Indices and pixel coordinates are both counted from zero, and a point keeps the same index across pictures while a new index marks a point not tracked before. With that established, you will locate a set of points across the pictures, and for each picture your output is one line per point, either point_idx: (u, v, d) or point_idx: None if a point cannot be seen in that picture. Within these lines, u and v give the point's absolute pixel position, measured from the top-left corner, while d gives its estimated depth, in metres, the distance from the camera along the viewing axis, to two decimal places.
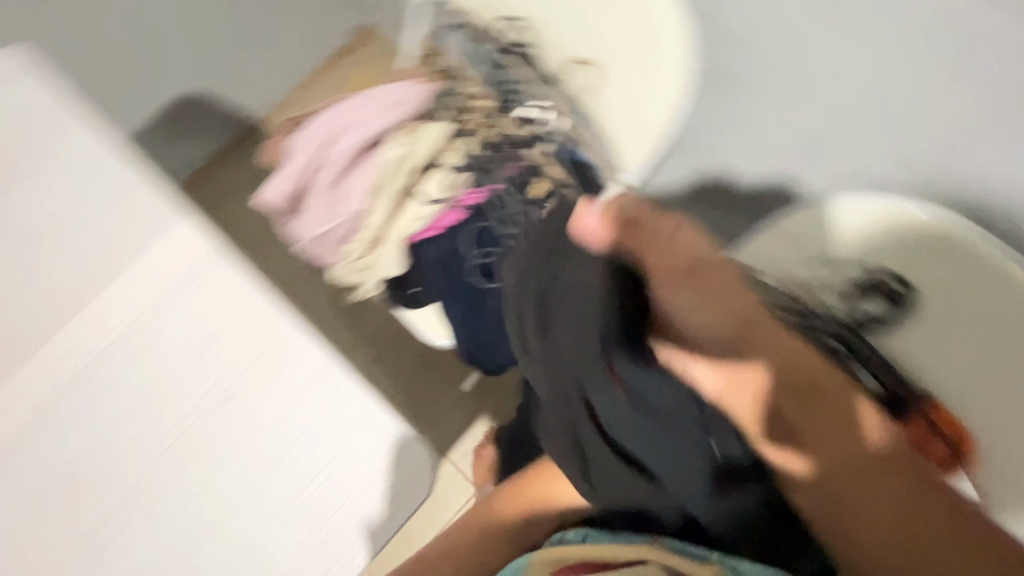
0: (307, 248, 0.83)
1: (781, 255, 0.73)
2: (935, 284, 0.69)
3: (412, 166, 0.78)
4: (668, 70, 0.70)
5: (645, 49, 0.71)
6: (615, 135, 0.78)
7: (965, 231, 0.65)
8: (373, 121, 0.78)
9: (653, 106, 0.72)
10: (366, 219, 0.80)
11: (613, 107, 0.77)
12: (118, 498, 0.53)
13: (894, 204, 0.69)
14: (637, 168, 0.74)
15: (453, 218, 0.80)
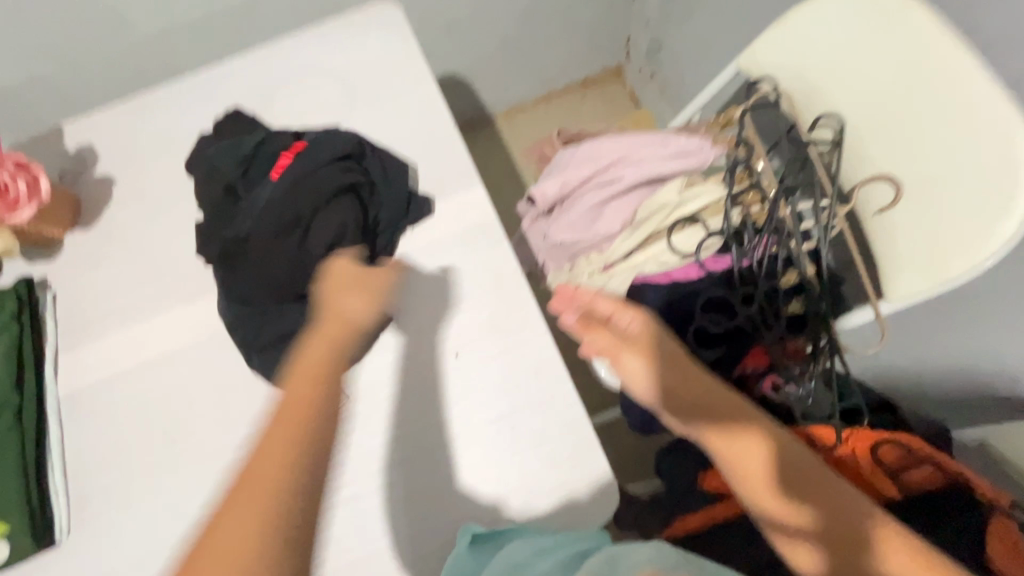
0: (548, 247, 0.91)
1: None
2: None
3: (674, 212, 0.81)
4: (981, 224, 0.65)
5: (969, 197, 0.66)
6: (894, 261, 0.76)
7: None
8: (657, 162, 0.84)
9: (950, 252, 0.68)
10: (612, 242, 0.86)
11: (901, 235, 0.74)
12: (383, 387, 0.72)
13: None
14: (897, 302, 0.76)
15: (692, 274, 0.82)
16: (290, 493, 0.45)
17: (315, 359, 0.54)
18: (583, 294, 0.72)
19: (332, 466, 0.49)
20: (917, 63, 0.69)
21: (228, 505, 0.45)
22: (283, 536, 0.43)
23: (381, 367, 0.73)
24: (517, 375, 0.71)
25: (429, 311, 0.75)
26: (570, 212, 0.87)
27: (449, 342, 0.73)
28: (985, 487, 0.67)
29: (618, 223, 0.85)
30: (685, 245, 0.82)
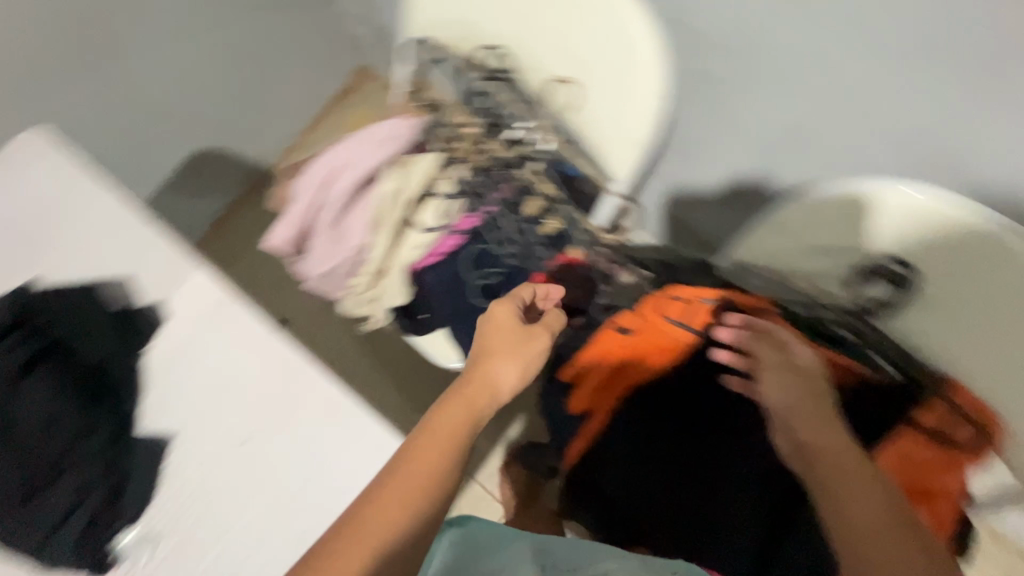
0: (318, 282, 0.86)
1: (777, 248, 0.74)
2: (937, 264, 0.64)
3: (405, 196, 0.80)
4: (641, 82, 0.72)
5: (621, 73, 0.74)
6: (604, 143, 0.80)
7: (960, 211, 0.61)
8: (364, 158, 0.80)
9: (634, 114, 0.74)
10: (367, 252, 0.83)
11: (596, 119, 0.78)
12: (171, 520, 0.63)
13: (874, 189, 0.66)
14: (628, 175, 0.78)
15: (450, 244, 0.82)
16: (421, 493, 0.53)
17: (451, 422, 0.60)
18: (542, 288, 0.76)
19: (448, 476, 0.56)
20: None
21: (383, 483, 0.54)
22: (417, 531, 0.52)
23: (176, 497, 0.64)
24: (315, 426, 0.65)
25: (192, 412, 0.67)
26: (315, 245, 0.83)
27: (235, 430, 0.66)
28: (752, 296, 0.73)
29: (362, 231, 0.82)
30: (429, 220, 0.82)
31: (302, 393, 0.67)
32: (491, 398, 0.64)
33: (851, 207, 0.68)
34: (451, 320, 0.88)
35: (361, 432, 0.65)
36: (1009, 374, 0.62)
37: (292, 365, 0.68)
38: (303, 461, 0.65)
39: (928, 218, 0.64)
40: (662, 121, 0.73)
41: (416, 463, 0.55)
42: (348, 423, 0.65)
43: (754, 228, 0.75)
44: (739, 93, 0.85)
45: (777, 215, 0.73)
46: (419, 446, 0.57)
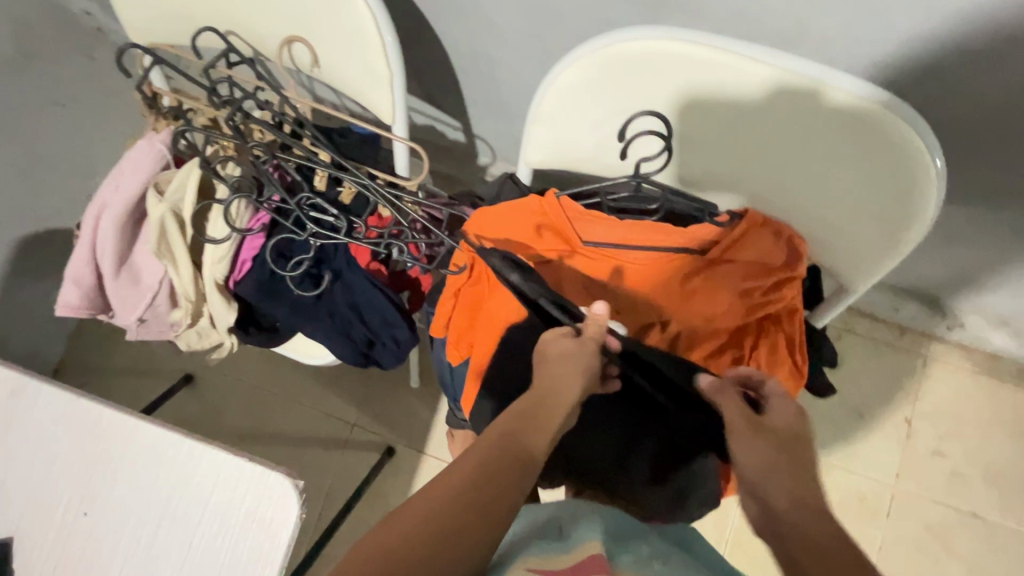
0: (141, 332, 0.82)
1: (552, 142, 0.71)
2: (688, 101, 0.63)
3: (182, 216, 0.76)
4: (355, 14, 0.67)
5: (341, 17, 0.68)
6: (361, 91, 0.76)
7: (687, 41, 0.59)
8: (121, 191, 0.75)
9: (367, 51, 0.70)
10: (173, 284, 0.79)
11: (341, 69, 0.74)
12: None
13: (604, 47, 0.61)
14: (394, 116, 0.76)
15: (256, 246, 0.80)
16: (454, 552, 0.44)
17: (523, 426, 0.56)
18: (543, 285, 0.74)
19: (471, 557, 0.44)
20: None
21: (457, 481, 0.49)
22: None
23: None
24: (148, 477, 0.63)
25: (26, 510, 0.64)
26: (114, 296, 0.78)
27: (70, 509, 0.63)
28: (543, 196, 0.75)
29: (156, 264, 0.77)
30: (220, 231, 0.77)
31: (125, 450, 0.64)
32: (561, 407, 0.60)
33: (628, 71, 0.62)
34: (294, 324, 0.86)
35: (199, 463, 0.63)
36: (791, 192, 0.67)
37: (108, 426, 0.65)
38: (147, 516, 0.62)
39: (700, 67, 0.60)
40: (398, 49, 0.70)
41: (474, 477, 0.50)
42: (177, 457, 0.63)
43: (530, 127, 0.71)
44: None
45: (537, 110, 0.69)
46: (480, 458, 0.52)
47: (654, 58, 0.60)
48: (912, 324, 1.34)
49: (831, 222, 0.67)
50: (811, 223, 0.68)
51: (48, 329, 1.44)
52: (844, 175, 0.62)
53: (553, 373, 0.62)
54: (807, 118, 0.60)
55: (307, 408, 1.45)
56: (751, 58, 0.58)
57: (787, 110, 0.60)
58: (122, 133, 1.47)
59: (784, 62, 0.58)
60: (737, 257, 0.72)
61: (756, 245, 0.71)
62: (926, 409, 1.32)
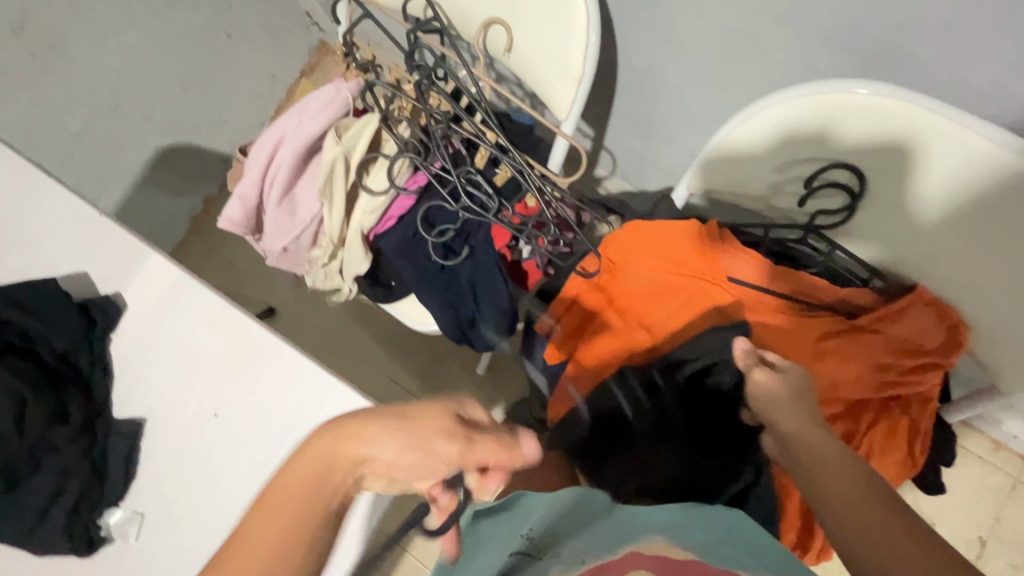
0: (279, 260, 0.87)
1: (726, 172, 0.72)
2: (892, 165, 0.62)
3: (350, 162, 0.80)
4: (569, 10, 0.69)
5: (554, 11, 0.70)
6: (545, 84, 0.78)
7: (914, 105, 0.57)
8: (303, 126, 0.79)
9: (568, 47, 0.72)
10: (322, 223, 0.83)
11: (534, 59, 0.77)
12: (152, 494, 0.66)
13: (820, 93, 0.61)
14: (569, 114, 0.78)
15: (403, 205, 0.84)
16: None
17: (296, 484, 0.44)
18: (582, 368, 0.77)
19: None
20: None
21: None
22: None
23: (156, 476, 0.67)
24: (278, 397, 0.66)
25: (162, 396, 0.69)
26: (268, 221, 0.82)
27: (203, 407, 0.68)
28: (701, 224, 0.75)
29: (314, 202, 0.82)
30: (378, 184, 0.81)
31: (263, 366, 0.68)
32: (342, 466, 0.45)
33: (809, 122, 0.63)
34: (414, 287, 0.88)
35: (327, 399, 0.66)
36: (959, 267, 0.63)
37: (252, 340, 0.69)
38: (269, 432, 0.66)
39: (890, 127, 0.59)
40: (597, 51, 0.72)
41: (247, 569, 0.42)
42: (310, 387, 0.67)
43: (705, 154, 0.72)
44: (673, 16, 0.79)
45: (723, 138, 0.69)
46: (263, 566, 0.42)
47: (830, 118, 0.62)
48: (1008, 442, 1.26)
49: (989, 303, 0.64)
50: (964, 299, 0.66)
51: (159, 235, 1.53)
52: None
53: (375, 446, 0.45)
54: (989, 197, 0.57)
55: (373, 367, 1.49)
56: (987, 138, 0.55)
57: (1014, 203, 0.56)
58: (269, 72, 1.54)
59: (963, 127, 0.56)
60: (890, 332, 0.69)
61: (913, 324, 0.68)
62: (1004, 535, 1.23)
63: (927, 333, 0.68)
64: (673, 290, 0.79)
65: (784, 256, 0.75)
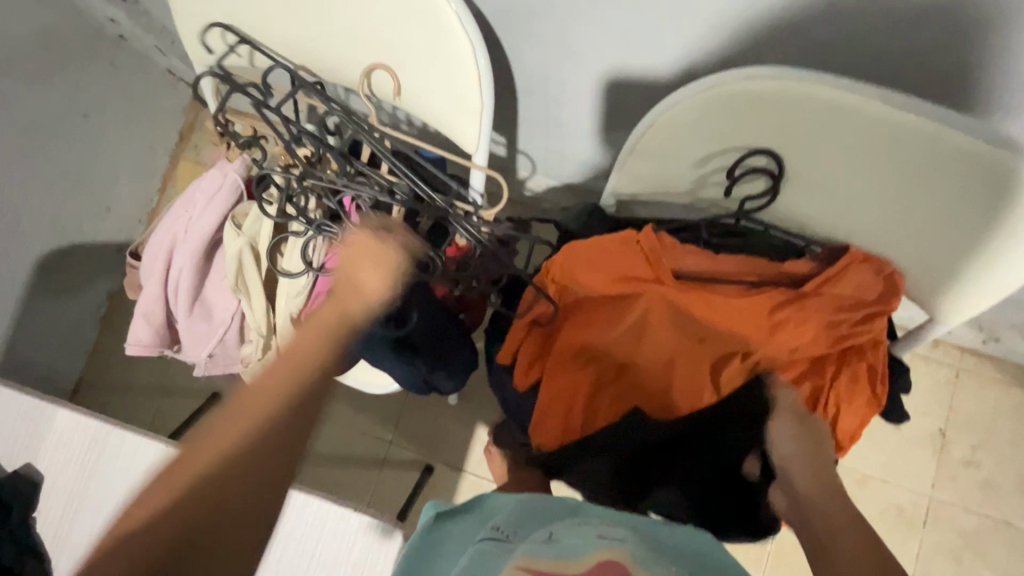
0: (209, 367, 0.78)
1: (648, 173, 0.73)
2: (803, 141, 0.64)
3: (258, 250, 0.74)
4: (449, 45, 0.65)
5: (435, 48, 0.66)
6: (445, 120, 0.74)
7: (808, 81, 0.59)
8: (195, 223, 0.73)
9: (459, 82, 0.68)
10: (245, 318, 0.75)
11: (428, 99, 0.72)
12: None
13: (723, 83, 0.62)
14: (478, 145, 0.74)
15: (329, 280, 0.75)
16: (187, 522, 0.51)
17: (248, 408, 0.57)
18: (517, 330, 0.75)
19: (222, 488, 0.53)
20: None
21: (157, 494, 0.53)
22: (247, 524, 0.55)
23: None
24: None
25: None
26: (185, 331, 0.75)
27: None
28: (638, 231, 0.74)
29: (229, 299, 0.74)
30: (295, 265, 0.74)
31: None
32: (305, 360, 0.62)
33: (720, 108, 0.64)
34: (363, 353, 0.84)
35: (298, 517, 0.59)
36: (877, 217, 0.67)
37: None
38: None
39: (786, 107, 0.61)
40: (490, 78, 0.68)
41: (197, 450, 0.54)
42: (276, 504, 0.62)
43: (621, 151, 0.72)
44: (557, 22, 0.77)
45: (638, 142, 0.70)
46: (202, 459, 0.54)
47: (730, 101, 0.63)
48: (944, 338, 1.37)
49: (906, 244, 0.68)
50: (878, 234, 0.69)
51: (66, 348, 1.38)
52: (948, 207, 0.61)
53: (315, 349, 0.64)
54: (891, 156, 0.60)
55: (342, 425, 1.42)
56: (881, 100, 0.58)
57: (917, 156, 0.59)
58: (144, 144, 1.40)
59: (855, 97, 0.58)
60: (833, 292, 0.71)
61: (850, 280, 0.71)
62: (961, 421, 1.34)
63: (865, 282, 0.71)
64: (623, 299, 0.78)
65: (727, 241, 0.75)
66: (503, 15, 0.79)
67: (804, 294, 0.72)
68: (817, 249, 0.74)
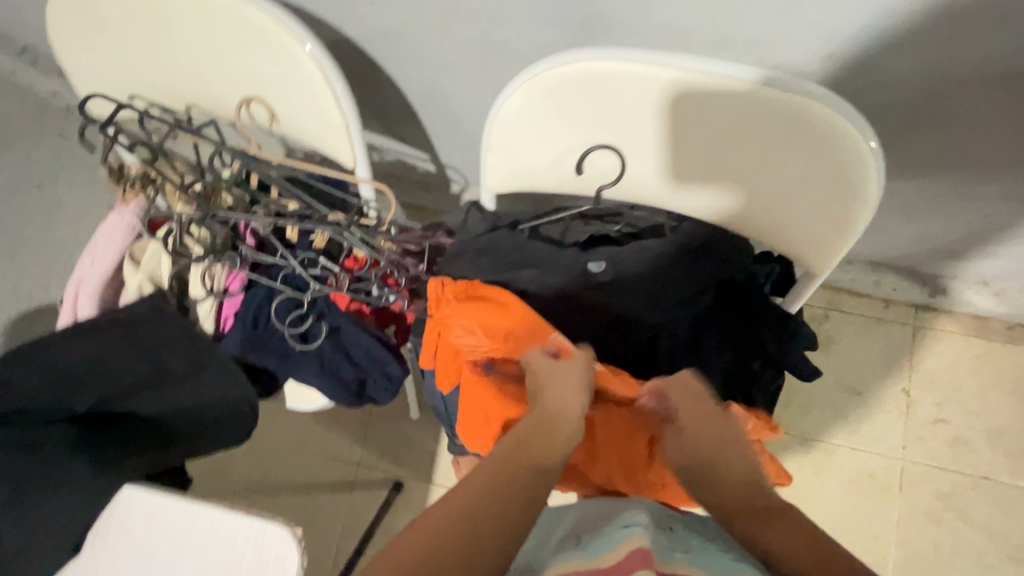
0: None
1: (506, 167, 0.76)
2: (625, 117, 0.68)
3: (158, 281, 0.80)
4: (299, 67, 0.71)
5: (289, 71, 0.72)
6: (318, 141, 0.79)
7: (610, 58, 0.64)
8: (96, 265, 0.79)
9: (316, 100, 0.74)
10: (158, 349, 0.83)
11: (298, 122, 0.78)
12: None
13: (536, 73, 0.67)
14: (355, 160, 0.79)
15: (235, 304, 0.84)
16: None
17: None
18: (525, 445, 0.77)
19: None
20: (143, 15, 0.73)
21: None
22: None
23: None
24: (146, 553, 0.66)
25: None
26: None
27: None
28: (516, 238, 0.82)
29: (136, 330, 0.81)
30: (200, 292, 0.82)
31: (118, 528, 0.67)
32: None
33: (581, 87, 0.67)
34: (285, 373, 0.86)
35: (197, 511, 0.65)
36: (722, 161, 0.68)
37: (101, 515, 0.68)
38: None
39: (600, 89, 0.67)
40: (350, 97, 0.74)
41: None
42: (204, 517, 0.65)
43: (503, 97, 0.70)
44: (418, 38, 0.83)
45: (489, 145, 0.75)
46: None
47: (708, 92, 0.63)
48: (894, 297, 1.36)
49: (807, 237, 0.70)
50: (727, 198, 0.72)
51: None
52: (766, 153, 0.65)
53: None
54: (692, 103, 0.65)
55: (307, 452, 1.42)
56: (671, 65, 0.63)
57: (736, 111, 0.63)
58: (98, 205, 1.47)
59: (645, 63, 0.63)
60: (698, 249, 0.77)
61: (716, 244, 0.78)
62: (924, 379, 1.33)
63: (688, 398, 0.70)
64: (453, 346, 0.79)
65: (594, 247, 0.81)
66: (372, 39, 0.86)
67: (675, 255, 0.77)
68: (673, 227, 0.80)
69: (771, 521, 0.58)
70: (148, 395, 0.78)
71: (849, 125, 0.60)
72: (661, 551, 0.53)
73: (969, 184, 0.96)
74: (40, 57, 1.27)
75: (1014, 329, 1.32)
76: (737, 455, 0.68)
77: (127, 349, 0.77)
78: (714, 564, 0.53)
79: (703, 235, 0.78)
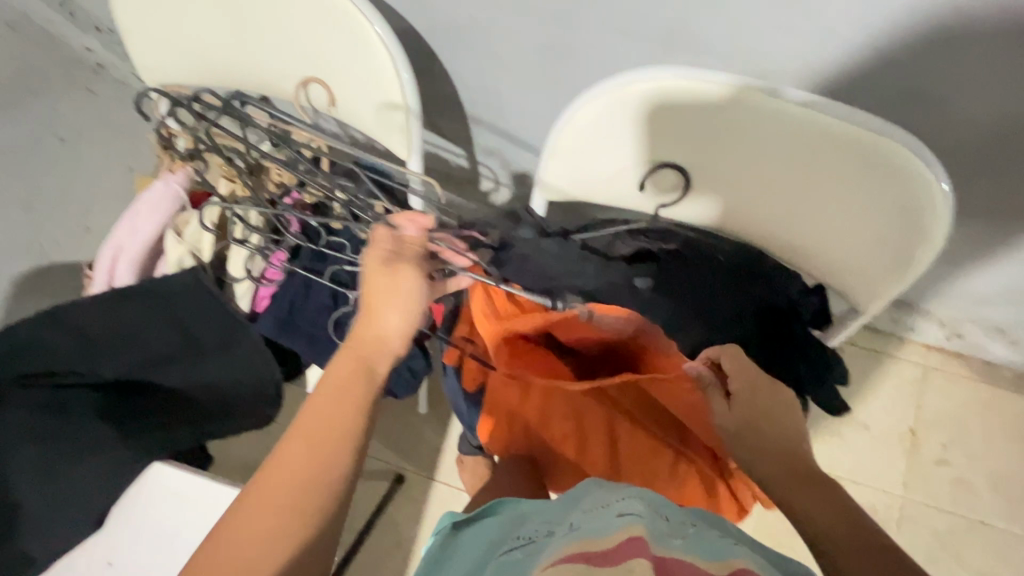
0: None
1: (566, 175, 0.77)
2: (696, 134, 0.70)
3: (200, 256, 0.78)
4: (370, 53, 0.70)
5: (358, 55, 0.71)
6: (376, 129, 0.78)
7: (691, 78, 0.66)
8: (137, 233, 0.77)
9: (382, 87, 0.72)
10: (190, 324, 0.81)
11: (359, 108, 0.76)
12: None
13: (612, 85, 0.69)
14: (410, 152, 0.78)
15: (271, 286, 0.83)
16: None
17: None
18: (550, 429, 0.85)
19: None
20: None
21: None
22: None
23: None
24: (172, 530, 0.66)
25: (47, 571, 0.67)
26: None
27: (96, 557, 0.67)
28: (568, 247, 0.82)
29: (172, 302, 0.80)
30: (239, 272, 0.80)
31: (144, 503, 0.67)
32: None
33: (656, 102, 0.69)
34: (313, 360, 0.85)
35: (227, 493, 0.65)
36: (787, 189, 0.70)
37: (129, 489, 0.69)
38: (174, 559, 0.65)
39: (675, 107, 0.68)
40: (415, 86, 0.72)
41: None
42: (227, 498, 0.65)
43: (576, 105, 0.72)
44: (485, 33, 0.82)
45: (553, 150, 0.75)
46: None
47: (782, 118, 0.65)
48: (909, 335, 1.37)
49: (861, 276, 0.71)
50: (784, 225, 0.74)
51: None
52: (833, 184, 0.67)
53: None
54: (767, 126, 0.66)
55: None
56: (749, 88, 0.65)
57: (808, 138, 0.65)
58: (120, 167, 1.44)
59: (725, 86, 0.65)
60: (749, 277, 0.77)
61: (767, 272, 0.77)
62: (931, 418, 1.34)
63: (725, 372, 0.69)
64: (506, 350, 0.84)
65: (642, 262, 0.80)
66: (436, 29, 0.85)
67: (727, 281, 0.76)
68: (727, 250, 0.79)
69: (809, 486, 0.59)
70: (171, 368, 0.75)
71: (923, 165, 0.60)
72: (656, 537, 0.47)
73: (1005, 233, 0.97)
74: (80, 10, 1.24)
75: (1022, 378, 1.34)
76: (793, 436, 0.65)
77: (160, 322, 0.75)
78: (712, 552, 0.47)
79: (754, 260, 0.77)
